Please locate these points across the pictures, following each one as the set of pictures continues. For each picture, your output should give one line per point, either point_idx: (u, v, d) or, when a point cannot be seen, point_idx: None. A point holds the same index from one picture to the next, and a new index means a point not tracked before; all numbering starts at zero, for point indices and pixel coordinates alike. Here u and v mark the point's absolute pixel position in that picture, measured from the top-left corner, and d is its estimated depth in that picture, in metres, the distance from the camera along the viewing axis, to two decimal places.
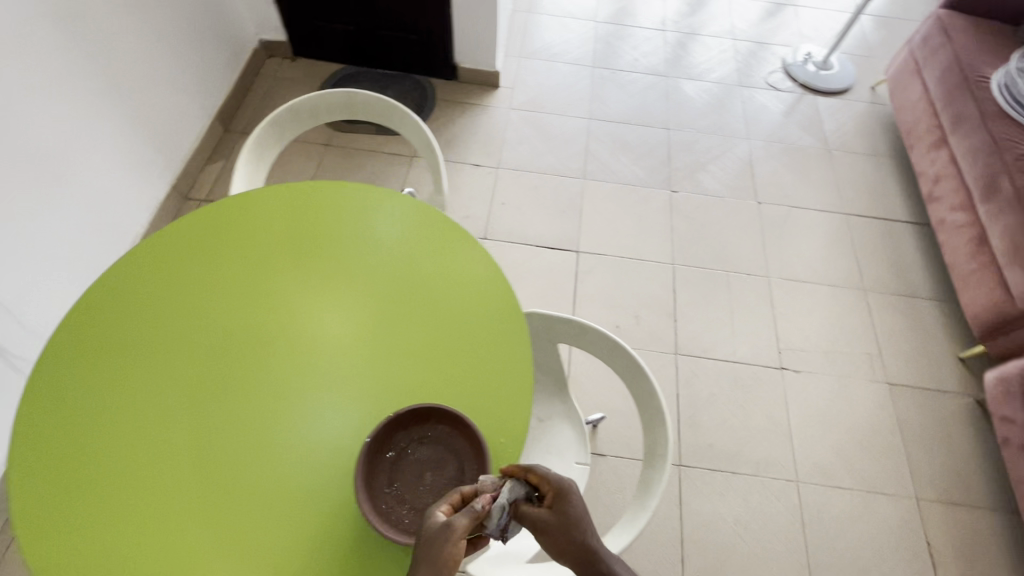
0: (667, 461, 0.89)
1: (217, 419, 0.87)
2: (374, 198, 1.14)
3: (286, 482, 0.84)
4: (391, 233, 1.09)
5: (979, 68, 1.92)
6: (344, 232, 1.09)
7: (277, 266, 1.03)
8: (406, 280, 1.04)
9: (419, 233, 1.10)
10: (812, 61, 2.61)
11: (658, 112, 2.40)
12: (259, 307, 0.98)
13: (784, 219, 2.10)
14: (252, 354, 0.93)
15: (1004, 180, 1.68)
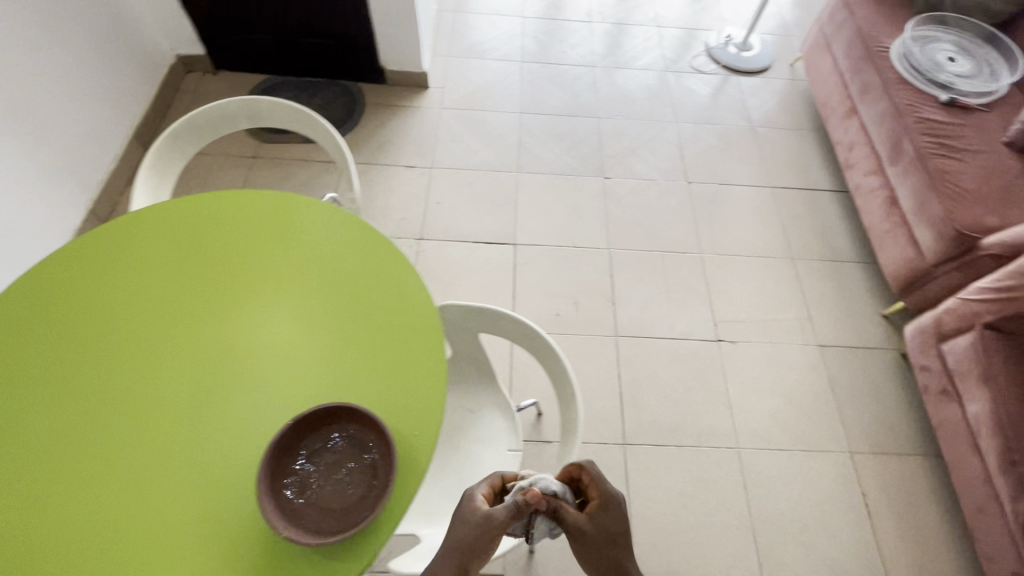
0: (577, 427, 0.94)
1: (157, 429, 0.87)
2: (290, 203, 1.14)
3: (189, 485, 0.83)
4: (308, 235, 1.09)
5: (880, 38, 2.02)
6: (259, 237, 1.08)
7: (190, 271, 1.03)
8: (348, 278, 1.04)
9: (335, 235, 1.10)
10: (733, 44, 2.71)
11: (589, 102, 2.44)
12: (170, 312, 0.98)
13: (714, 196, 2.16)
14: (160, 359, 0.93)
15: (907, 143, 1.77)
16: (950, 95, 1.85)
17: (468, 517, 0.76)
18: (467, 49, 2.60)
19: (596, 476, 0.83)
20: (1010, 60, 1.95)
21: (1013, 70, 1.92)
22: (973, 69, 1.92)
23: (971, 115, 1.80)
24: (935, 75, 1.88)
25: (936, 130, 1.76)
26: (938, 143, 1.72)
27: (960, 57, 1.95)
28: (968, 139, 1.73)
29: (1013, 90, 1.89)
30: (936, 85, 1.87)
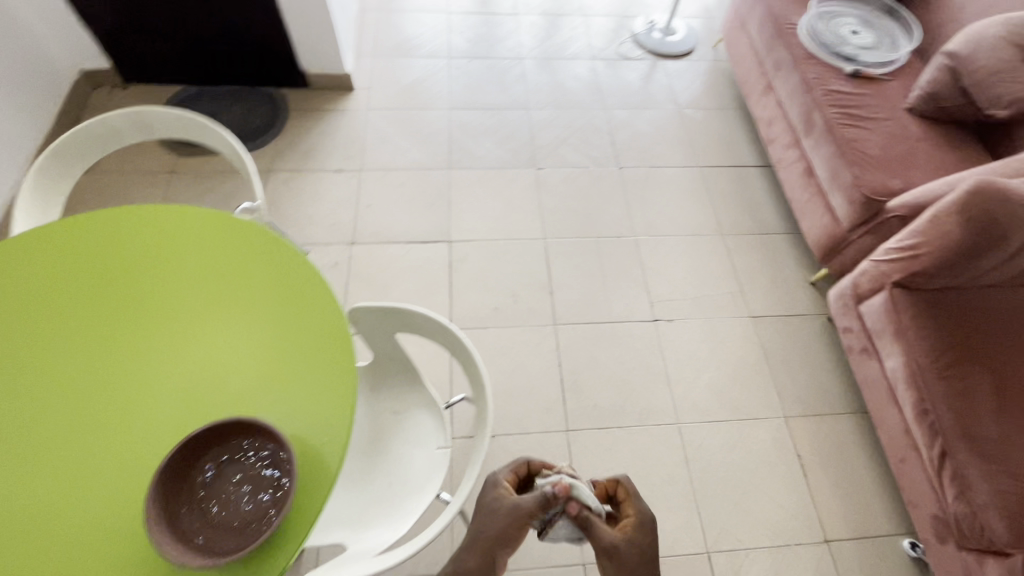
0: (490, 410, 0.94)
1: (54, 456, 0.86)
2: (189, 216, 1.09)
3: (87, 513, 0.82)
4: (211, 249, 1.05)
5: (789, 16, 2.08)
6: (158, 253, 1.04)
7: (86, 294, 0.99)
8: (251, 292, 1.00)
9: (240, 247, 1.05)
10: (657, 28, 2.75)
11: (518, 95, 2.44)
12: (67, 336, 0.95)
13: (645, 180, 2.20)
14: (59, 386, 0.91)
15: (817, 115, 1.84)
16: (854, 67, 1.92)
17: (500, 501, 0.90)
18: (392, 48, 2.55)
19: (633, 494, 0.94)
20: (909, 29, 2.04)
21: (911, 39, 2.01)
22: (875, 40, 2.01)
23: (875, 85, 1.88)
24: (840, 49, 1.96)
25: (842, 101, 1.83)
26: (845, 113, 1.79)
27: (863, 29, 2.03)
28: (872, 108, 1.81)
29: (912, 58, 1.98)
30: (841, 58, 1.95)
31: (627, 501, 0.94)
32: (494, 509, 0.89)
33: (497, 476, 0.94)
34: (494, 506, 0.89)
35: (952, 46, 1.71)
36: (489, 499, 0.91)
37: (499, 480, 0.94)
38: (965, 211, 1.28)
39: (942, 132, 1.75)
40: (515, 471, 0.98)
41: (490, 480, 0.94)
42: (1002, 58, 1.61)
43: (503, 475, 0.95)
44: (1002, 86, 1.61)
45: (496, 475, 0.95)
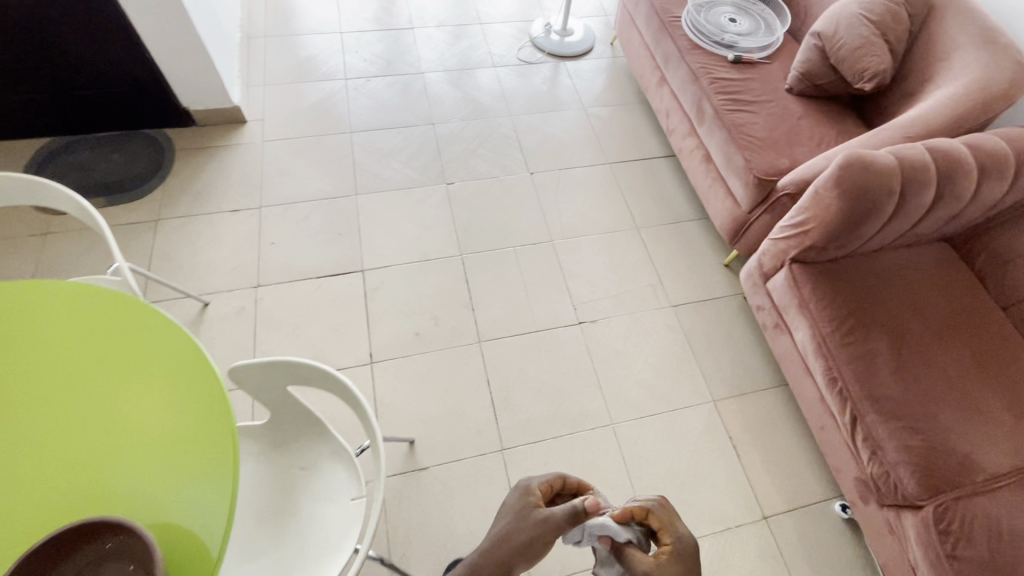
0: (379, 448, 0.90)
1: None
2: (50, 294, 1.00)
3: None
4: (71, 327, 0.96)
5: (671, 10, 2.14)
6: (12, 338, 0.95)
7: None
8: (118, 370, 0.92)
9: (107, 321, 0.97)
10: (555, 30, 2.76)
11: (420, 111, 2.39)
12: None
13: (556, 183, 2.20)
14: None
15: (707, 104, 1.90)
16: (735, 54, 2.00)
17: (531, 510, 0.94)
18: (284, 74, 2.44)
19: (669, 521, 0.88)
20: (781, 13, 2.14)
21: (784, 22, 2.11)
22: (752, 26, 2.09)
23: (756, 70, 1.96)
24: (720, 38, 2.02)
25: (728, 88, 1.89)
26: (732, 100, 1.86)
27: (739, 16, 2.11)
28: (755, 92, 1.88)
29: (788, 41, 2.08)
30: (723, 46, 2.02)
31: (664, 529, 0.89)
32: (523, 518, 0.93)
33: (529, 483, 0.99)
34: (523, 516, 0.93)
35: (818, 27, 1.80)
36: (519, 508, 0.95)
37: (532, 487, 0.98)
38: (839, 185, 1.34)
39: (821, 109, 1.84)
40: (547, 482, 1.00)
41: (521, 487, 0.99)
42: (860, 35, 1.70)
43: (533, 484, 0.99)
44: (864, 61, 1.69)
45: (528, 482, 0.99)
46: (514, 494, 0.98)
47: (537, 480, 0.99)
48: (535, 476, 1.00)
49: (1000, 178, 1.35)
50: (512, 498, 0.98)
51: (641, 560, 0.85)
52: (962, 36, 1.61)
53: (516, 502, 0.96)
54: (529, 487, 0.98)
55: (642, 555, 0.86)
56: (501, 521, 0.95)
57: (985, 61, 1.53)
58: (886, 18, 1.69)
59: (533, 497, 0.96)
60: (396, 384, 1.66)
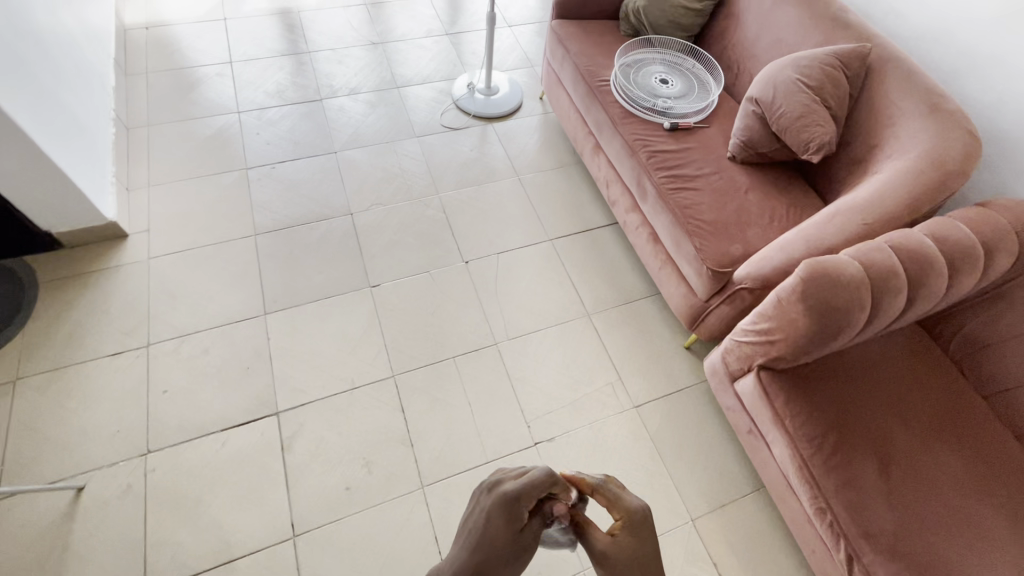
0: None
1: None
2: None
3: None
4: None
5: (598, 73, 1.98)
6: None
7: None
8: None
9: None
10: (478, 88, 2.54)
11: (335, 197, 2.12)
12: None
13: (494, 269, 1.98)
14: None
15: (647, 182, 1.73)
16: (672, 120, 1.84)
17: (517, 536, 0.82)
18: (172, 169, 2.12)
19: (614, 498, 0.93)
20: (712, 69, 2.01)
21: (716, 79, 1.98)
22: (685, 86, 1.94)
23: (695, 137, 1.81)
24: (653, 103, 1.87)
25: (668, 162, 1.73)
26: (673, 177, 1.70)
27: (670, 76, 1.96)
28: (697, 164, 1.73)
29: (724, 99, 1.94)
30: (657, 112, 1.86)
31: (612, 504, 0.93)
32: (509, 552, 0.81)
33: (513, 497, 0.83)
34: (511, 544, 0.81)
35: (755, 92, 1.66)
36: (505, 540, 0.81)
37: (520, 507, 0.82)
38: (806, 300, 1.17)
39: (768, 179, 1.70)
40: (535, 487, 0.85)
41: (503, 503, 0.83)
42: (801, 103, 1.56)
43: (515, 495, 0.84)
44: (809, 131, 1.55)
45: (512, 494, 0.83)
46: (496, 516, 0.83)
47: (524, 491, 0.84)
48: (523, 487, 0.84)
49: (971, 271, 1.22)
50: (491, 511, 0.83)
51: (601, 541, 0.88)
52: (905, 100, 1.50)
53: (502, 531, 0.81)
54: (511, 504, 0.83)
55: (599, 532, 0.90)
56: (479, 553, 0.80)
57: (934, 129, 1.42)
58: (825, 83, 1.56)
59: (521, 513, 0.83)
60: (328, 558, 1.40)
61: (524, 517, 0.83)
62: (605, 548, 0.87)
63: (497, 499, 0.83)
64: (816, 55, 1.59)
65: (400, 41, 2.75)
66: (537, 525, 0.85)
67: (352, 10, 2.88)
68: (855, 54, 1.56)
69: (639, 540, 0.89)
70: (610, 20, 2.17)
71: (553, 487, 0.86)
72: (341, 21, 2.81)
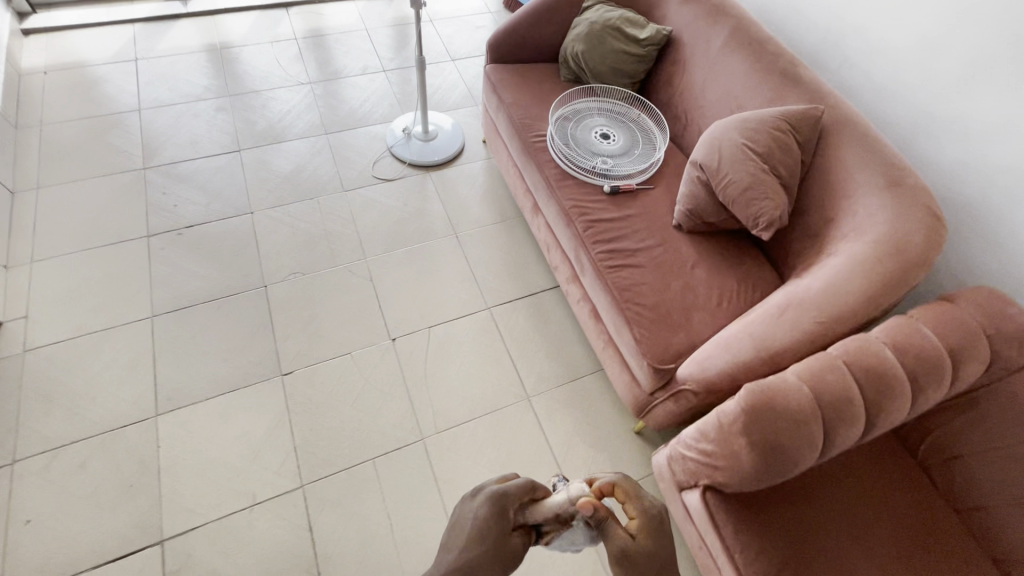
0: None
1: None
2: None
3: None
4: None
5: (533, 126, 1.79)
6: None
7: None
8: None
9: None
10: (414, 133, 2.33)
11: (248, 265, 1.90)
12: None
13: (423, 346, 1.78)
14: None
15: (584, 257, 1.56)
16: (613, 182, 1.66)
17: (502, 532, 0.83)
18: (61, 241, 1.88)
19: (632, 493, 0.88)
20: (658, 119, 1.83)
21: (662, 131, 1.80)
22: (627, 141, 1.77)
23: (638, 201, 1.63)
24: (591, 164, 1.69)
25: (606, 234, 1.55)
26: (612, 252, 1.52)
27: (612, 129, 1.79)
28: (639, 235, 1.55)
29: (671, 154, 1.77)
30: (597, 172, 1.68)
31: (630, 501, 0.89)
32: (495, 546, 0.81)
33: (499, 498, 0.86)
34: (496, 543, 0.81)
35: (700, 156, 1.49)
36: (494, 534, 0.82)
37: (505, 508, 0.85)
38: (748, 434, 1.00)
39: (716, 251, 1.53)
40: (518, 492, 0.88)
41: (490, 500, 0.85)
42: (749, 172, 1.39)
43: (503, 494, 0.86)
44: (757, 204, 1.38)
45: (497, 496, 0.86)
46: (485, 510, 0.84)
47: (509, 493, 0.87)
48: (509, 487, 0.88)
49: (937, 387, 1.06)
50: (479, 513, 0.84)
51: (621, 535, 0.84)
52: (861, 171, 1.34)
53: (490, 525, 0.82)
54: (500, 502, 0.85)
55: (618, 527, 0.85)
56: (471, 544, 0.80)
57: (893, 207, 1.26)
58: (775, 149, 1.39)
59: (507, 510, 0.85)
60: None
61: (509, 517, 0.85)
62: (624, 545, 0.82)
63: (483, 497, 0.85)
64: (764, 117, 1.43)
65: (332, 81, 2.54)
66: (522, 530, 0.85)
67: (281, 45, 2.65)
68: (805, 117, 1.40)
69: (655, 538, 0.84)
70: (550, 63, 1.99)
71: (533, 492, 0.90)
72: (267, 59, 2.58)
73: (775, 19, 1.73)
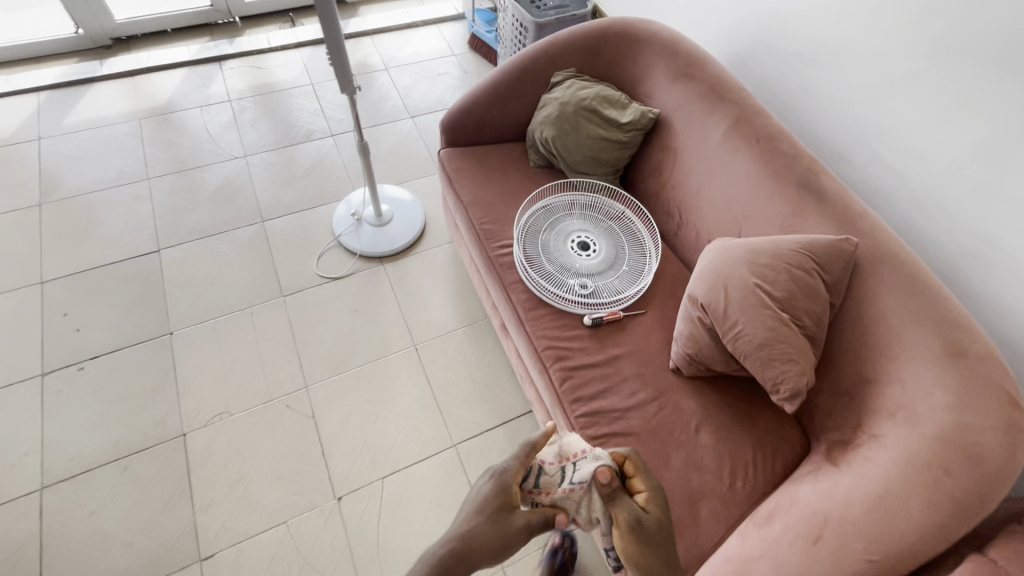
0: None
1: None
2: None
3: None
4: None
5: (496, 234, 1.48)
6: None
7: None
8: None
9: None
10: (366, 217, 2.01)
11: (164, 407, 1.58)
12: None
13: (376, 503, 1.49)
14: None
15: (561, 418, 1.25)
16: (594, 310, 1.35)
17: (507, 509, 0.90)
18: None
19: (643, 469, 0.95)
20: (646, 217, 1.52)
21: (652, 234, 1.50)
22: (611, 249, 1.46)
23: (626, 337, 1.33)
24: (567, 286, 1.38)
25: (588, 388, 1.25)
26: (595, 417, 1.21)
27: (591, 234, 1.47)
28: (628, 387, 1.25)
29: (664, 265, 1.46)
30: (574, 298, 1.36)
31: (637, 476, 0.95)
32: (501, 521, 0.89)
33: (501, 474, 0.94)
34: (501, 520, 0.89)
35: (700, 293, 1.19)
36: (495, 508, 0.90)
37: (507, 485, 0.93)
38: None
39: (725, 408, 1.23)
40: (516, 463, 0.95)
41: (492, 478, 0.94)
42: (765, 324, 1.10)
43: (504, 472, 0.94)
44: (777, 366, 1.08)
45: (499, 472, 0.94)
46: (488, 488, 0.93)
47: (510, 470, 0.95)
48: (506, 463, 0.95)
49: None
50: (486, 492, 0.93)
51: (632, 510, 0.90)
52: (908, 329, 1.04)
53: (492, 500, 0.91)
54: (501, 481, 0.94)
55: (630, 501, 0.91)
56: (474, 523, 0.89)
57: (956, 388, 0.96)
58: (796, 294, 1.10)
59: (509, 490, 0.93)
60: None
61: (510, 492, 0.92)
62: (636, 515, 0.89)
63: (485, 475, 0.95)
64: (780, 249, 1.13)
65: (272, 151, 2.20)
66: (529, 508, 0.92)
67: (212, 109, 2.30)
68: (834, 252, 1.10)
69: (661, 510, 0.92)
70: (517, 143, 1.68)
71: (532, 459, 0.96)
72: (197, 127, 2.23)
73: (785, 98, 1.43)
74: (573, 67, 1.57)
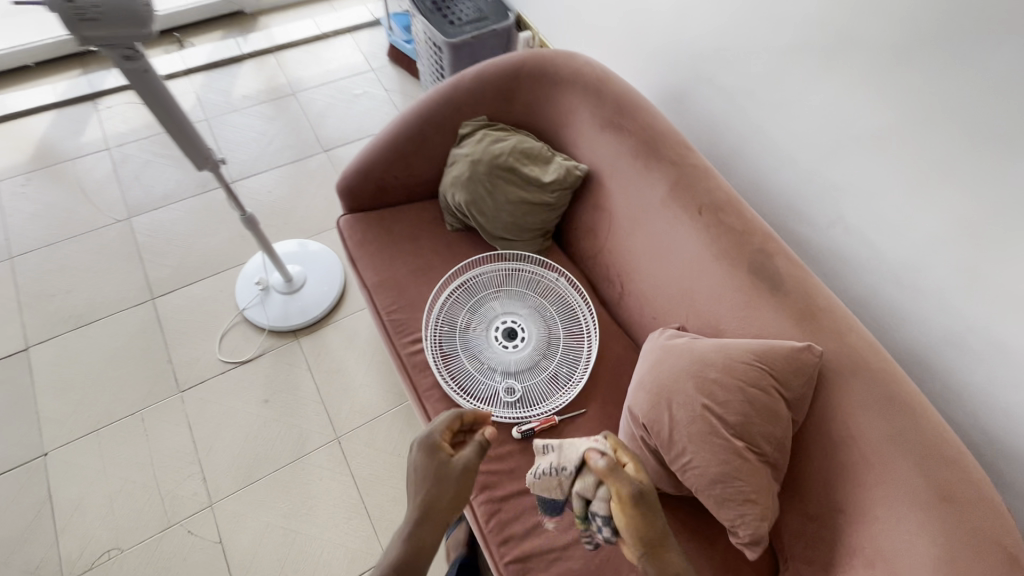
0: None
1: None
2: None
3: None
4: None
5: (406, 326, 1.25)
6: None
7: None
8: None
9: None
10: (274, 284, 1.74)
11: (39, 551, 1.35)
12: None
13: None
14: None
15: (489, 565, 1.04)
16: (523, 420, 1.14)
17: (444, 464, 0.87)
18: None
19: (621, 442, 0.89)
20: (580, 291, 1.30)
21: (590, 311, 1.28)
22: (541, 334, 1.24)
23: None
24: (491, 391, 1.16)
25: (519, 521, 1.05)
26: (529, 563, 1.01)
27: (518, 318, 1.25)
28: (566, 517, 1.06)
29: (606, 345, 1.25)
30: (499, 406, 1.15)
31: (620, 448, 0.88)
32: (444, 476, 0.86)
33: (430, 438, 0.89)
34: (444, 476, 0.86)
35: (640, 409, 0.99)
36: (434, 470, 0.86)
37: (437, 444, 0.89)
38: None
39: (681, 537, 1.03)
40: (443, 428, 0.92)
41: (422, 446, 0.89)
42: (716, 456, 0.91)
43: (433, 436, 0.90)
44: (733, 508, 0.90)
45: (427, 438, 0.89)
46: (419, 459, 0.88)
47: (437, 432, 0.91)
48: (433, 429, 0.91)
49: None
50: (420, 461, 0.88)
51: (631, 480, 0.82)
52: (885, 458, 0.86)
53: (427, 463, 0.87)
54: (431, 442, 0.89)
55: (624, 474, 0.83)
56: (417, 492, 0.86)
57: (942, 541, 0.80)
58: (751, 418, 0.90)
59: (442, 450, 0.89)
60: None
61: (444, 449, 0.89)
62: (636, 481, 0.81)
63: (412, 449, 0.89)
64: (730, 360, 0.94)
65: (163, 206, 1.91)
66: (469, 453, 0.89)
67: (89, 159, 1.98)
68: (794, 365, 0.90)
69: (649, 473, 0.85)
70: (430, 203, 1.43)
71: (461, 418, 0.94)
72: (72, 184, 1.92)
73: (733, 142, 1.21)
74: (485, 114, 1.32)
